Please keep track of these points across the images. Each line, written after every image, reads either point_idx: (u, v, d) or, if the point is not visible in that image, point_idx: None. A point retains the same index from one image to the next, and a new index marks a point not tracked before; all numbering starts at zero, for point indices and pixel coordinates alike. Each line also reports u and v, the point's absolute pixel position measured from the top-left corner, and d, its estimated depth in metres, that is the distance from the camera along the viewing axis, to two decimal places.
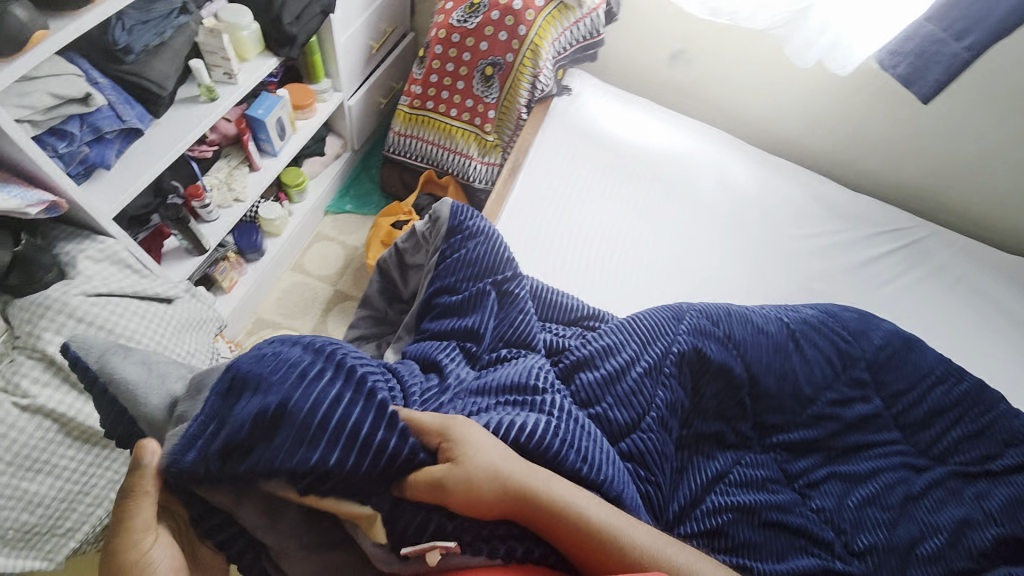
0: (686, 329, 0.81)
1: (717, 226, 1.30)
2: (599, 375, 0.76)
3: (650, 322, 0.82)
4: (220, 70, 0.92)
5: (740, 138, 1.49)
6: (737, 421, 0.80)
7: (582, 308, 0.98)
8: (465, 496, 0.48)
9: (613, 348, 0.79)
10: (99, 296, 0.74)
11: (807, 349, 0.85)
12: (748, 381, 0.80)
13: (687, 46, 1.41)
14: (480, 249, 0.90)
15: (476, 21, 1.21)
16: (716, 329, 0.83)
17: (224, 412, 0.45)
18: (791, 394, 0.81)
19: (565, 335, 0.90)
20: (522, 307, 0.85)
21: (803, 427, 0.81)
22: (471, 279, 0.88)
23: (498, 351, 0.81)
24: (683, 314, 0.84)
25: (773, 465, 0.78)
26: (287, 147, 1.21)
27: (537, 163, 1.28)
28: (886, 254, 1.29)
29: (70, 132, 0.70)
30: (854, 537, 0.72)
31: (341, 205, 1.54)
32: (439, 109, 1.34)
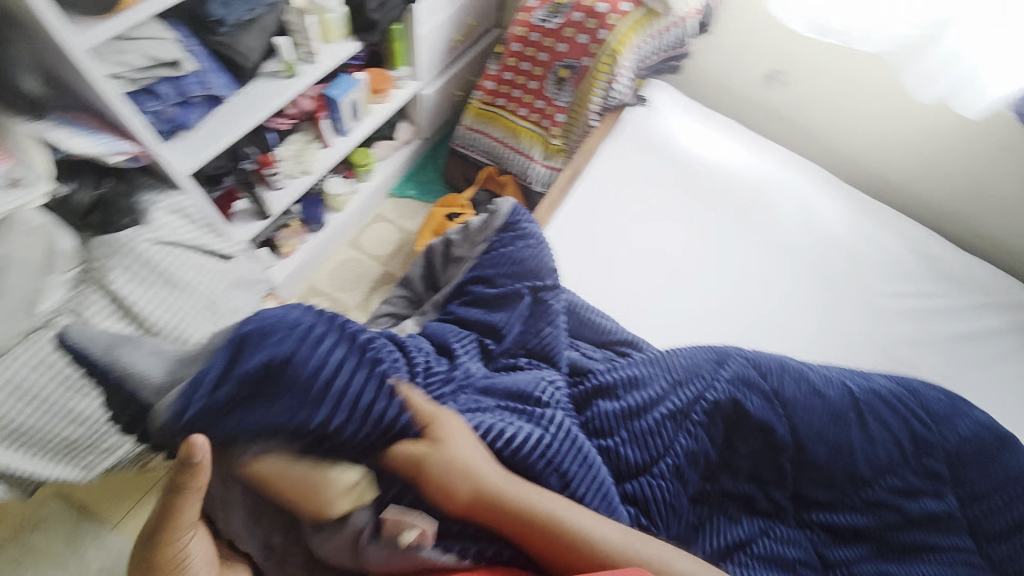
0: (727, 376, 0.73)
1: (790, 267, 1.17)
2: (619, 406, 0.72)
3: (686, 361, 0.75)
4: (304, 49, 0.97)
5: (834, 173, 1.34)
6: (771, 488, 0.71)
7: (621, 333, 0.92)
8: (437, 492, 0.50)
9: (640, 380, 0.74)
10: (164, 244, 0.81)
11: (871, 425, 0.72)
12: (791, 447, 0.70)
13: (787, 67, 1.28)
14: (526, 253, 0.86)
15: (557, 22, 1.18)
16: (763, 382, 0.73)
17: (230, 366, 0.45)
18: (842, 472, 0.70)
19: (594, 357, 0.86)
20: (554, 321, 0.81)
21: (852, 511, 0.70)
22: (510, 276, 0.85)
23: (517, 356, 0.78)
24: (729, 359, 0.76)
25: (808, 546, 0.69)
26: (359, 128, 1.26)
27: (599, 173, 1.22)
28: (993, 331, 1.09)
29: (160, 92, 0.79)
30: None
31: (404, 190, 1.59)
32: (509, 107, 1.34)
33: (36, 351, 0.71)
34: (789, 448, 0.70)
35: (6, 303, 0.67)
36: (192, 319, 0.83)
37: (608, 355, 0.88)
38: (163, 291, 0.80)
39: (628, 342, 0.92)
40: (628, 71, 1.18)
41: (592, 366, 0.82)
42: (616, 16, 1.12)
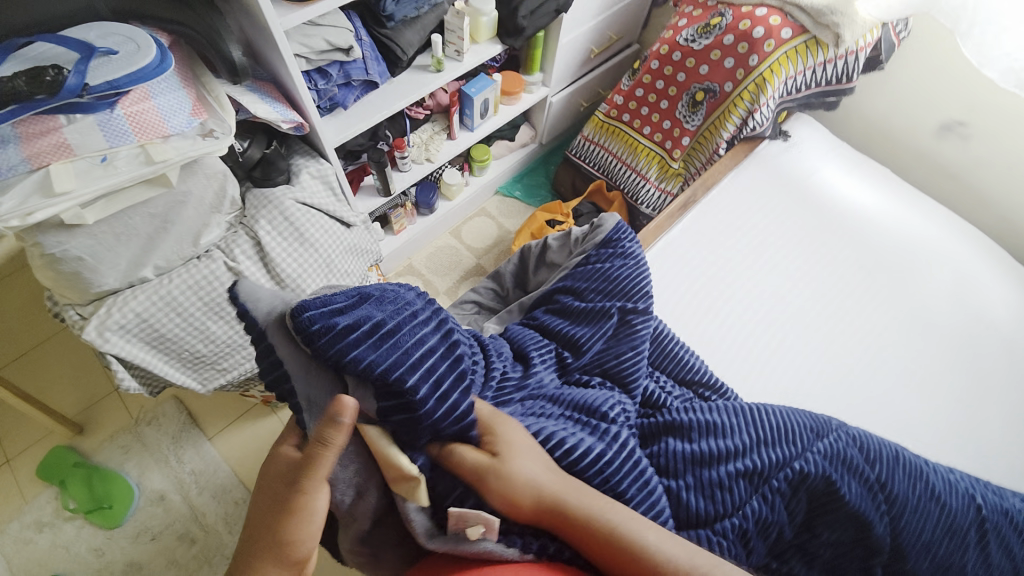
0: (822, 451, 0.70)
1: (926, 347, 1.02)
2: (689, 449, 0.69)
3: (777, 422, 0.73)
4: (453, 47, 1.04)
5: (1006, 251, 1.13)
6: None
7: (710, 375, 0.86)
8: (498, 483, 0.51)
9: (722, 428, 0.71)
10: (304, 205, 0.92)
11: (981, 543, 0.71)
12: (882, 543, 0.67)
13: (972, 119, 1.09)
14: (622, 270, 0.83)
15: (705, 43, 1.11)
16: (865, 469, 0.70)
17: (346, 313, 0.52)
18: None
19: (672, 393, 0.81)
20: (637, 346, 0.77)
21: None
22: (601, 293, 0.82)
23: (590, 377, 0.76)
24: (826, 431, 0.73)
25: None
26: (484, 125, 1.32)
27: (718, 204, 1.14)
28: None
29: (330, 73, 0.88)
30: None
31: (511, 189, 1.63)
32: (634, 123, 1.31)
33: (192, 275, 0.83)
34: (884, 550, 0.67)
35: (180, 231, 0.80)
36: (312, 275, 0.93)
37: (687, 394, 0.82)
38: (294, 245, 0.90)
39: (715, 386, 0.85)
40: (773, 102, 1.10)
41: (670, 402, 0.78)
42: (773, 43, 1.04)
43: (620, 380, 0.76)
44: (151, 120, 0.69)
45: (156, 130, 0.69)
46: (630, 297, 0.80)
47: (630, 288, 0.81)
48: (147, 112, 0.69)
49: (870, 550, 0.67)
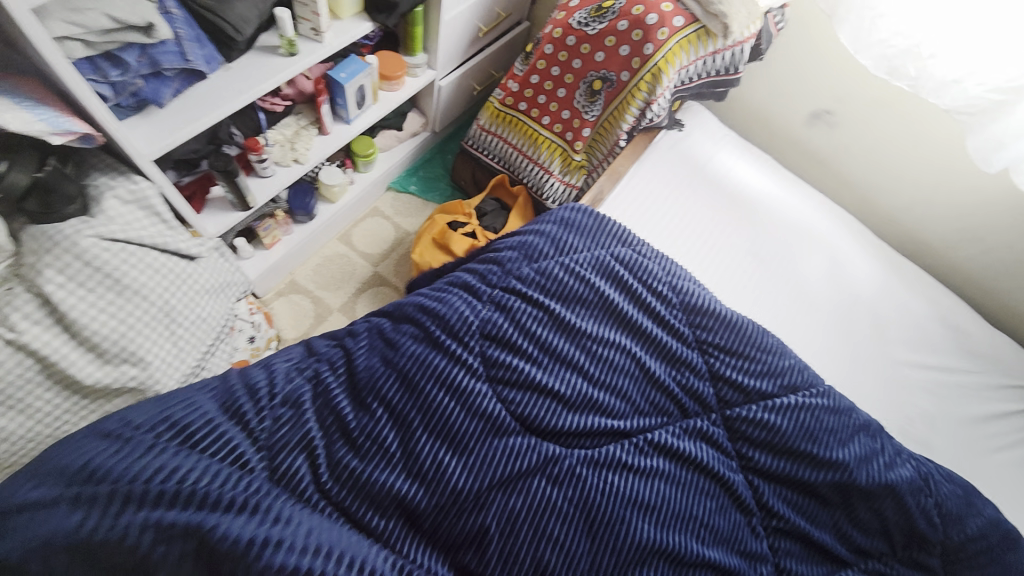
0: (676, 426, 0.83)
1: (814, 320, 1.09)
2: (448, 398, 0.70)
3: (649, 398, 0.83)
4: (307, 24, 0.84)
5: (875, 234, 1.24)
6: (750, 514, 0.81)
7: (610, 359, 0.82)
8: None
9: (600, 408, 0.79)
10: (114, 241, 0.69)
11: (881, 456, 0.87)
12: (757, 510, 0.82)
13: (837, 108, 1.17)
14: (547, 248, 0.92)
15: (598, 28, 1.04)
16: (716, 407, 0.87)
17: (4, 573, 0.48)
18: (822, 507, 0.84)
19: (560, 379, 0.78)
20: (453, 355, 0.74)
21: (812, 563, 0.80)
22: (517, 248, 0.91)
23: (415, 436, 0.66)
24: (694, 411, 0.85)
25: (771, 555, 0.80)
26: (364, 117, 1.13)
27: (624, 203, 1.11)
28: (1015, 415, 1.08)
29: (126, 62, 0.64)
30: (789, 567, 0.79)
31: (405, 184, 1.46)
32: (531, 113, 1.21)
33: None
34: (752, 509, 0.81)
35: None
36: (147, 331, 0.72)
37: (586, 455, 0.74)
38: (109, 296, 0.68)
39: (617, 365, 0.83)
40: (668, 92, 1.05)
41: (581, 471, 0.72)
42: (667, 31, 0.98)
43: (488, 454, 0.68)
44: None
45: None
46: (510, 270, 0.87)
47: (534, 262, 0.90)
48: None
49: (742, 512, 0.81)
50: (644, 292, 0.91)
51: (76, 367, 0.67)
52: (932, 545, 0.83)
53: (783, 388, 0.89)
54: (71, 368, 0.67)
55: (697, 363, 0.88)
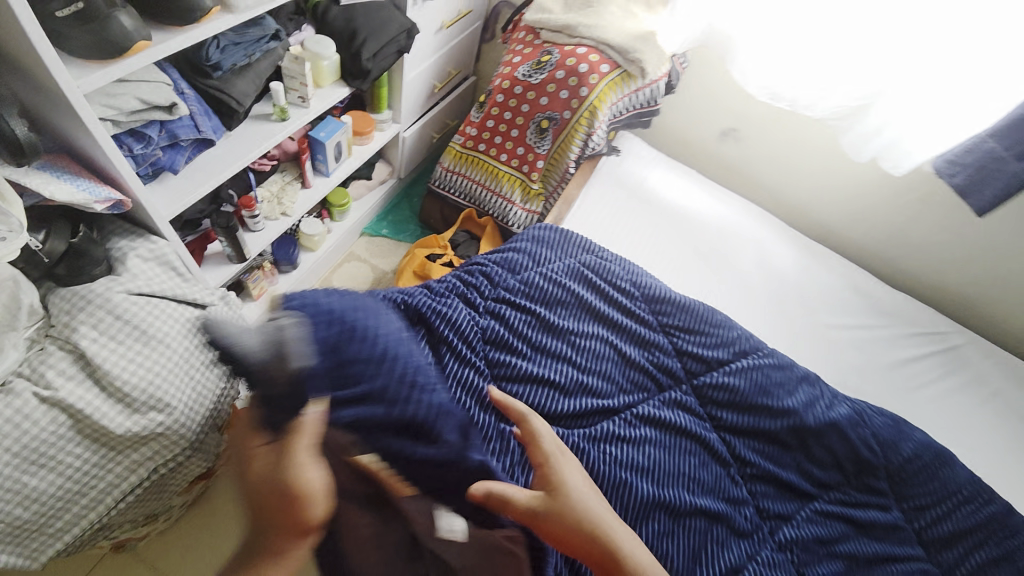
0: (657, 400, 0.96)
1: (754, 300, 1.29)
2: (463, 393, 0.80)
3: (631, 378, 0.97)
4: (295, 93, 0.96)
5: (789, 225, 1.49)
6: (729, 466, 0.94)
7: (592, 348, 0.96)
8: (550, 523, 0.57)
9: (591, 391, 0.91)
10: (140, 296, 0.76)
11: (823, 403, 1.04)
12: (734, 461, 0.95)
13: (740, 126, 1.42)
14: (525, 262, 1.05)
15: (540, 78, 1.24)
16: (685, 380, 1.01)
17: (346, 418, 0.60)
18: (786, 452, 0.98)
19: (554, 371, 0.90)
20: (462, 357, 0.84)
21: (786, 501, 0.94)
22: (500, 263, 1.04)
23: None
24: (670, 385, 0.99)
25: (751, 500, 0.92)
26: (340, 169, 1.24)
27: (581, 220, 1.28)
28: (923, 356, 1.31)
29: (149, 136, 0.73)
30: (768, 506, 0.92)
31: (378, 229, 1.56)
32: (490, 152, 1.37)
33: None
34: (730, 462, 0.94)
35: None
36: (170, 379, 0.75)
37: (586, 432, 0.86)
38: (136, 346, 0.73)
39: (600, 354, 0.96)
40: (604, 125, 1.26)
41: (583, 445, 0.84)
42: (596, 76, 1.19)
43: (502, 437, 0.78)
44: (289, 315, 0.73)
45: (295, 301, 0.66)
46: (498, 282, 0.99)
47: (515, 274, 1.04)
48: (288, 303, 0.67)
49: (722, 465, 0.94)
50: (610, 291, 1.07)
51: (107, 419, 0.70)
52: (878, 468, 1.00)
53: (737, 355, 1.05)
54: (103, 420, 0.69)
55: (664, 344, 1.03)
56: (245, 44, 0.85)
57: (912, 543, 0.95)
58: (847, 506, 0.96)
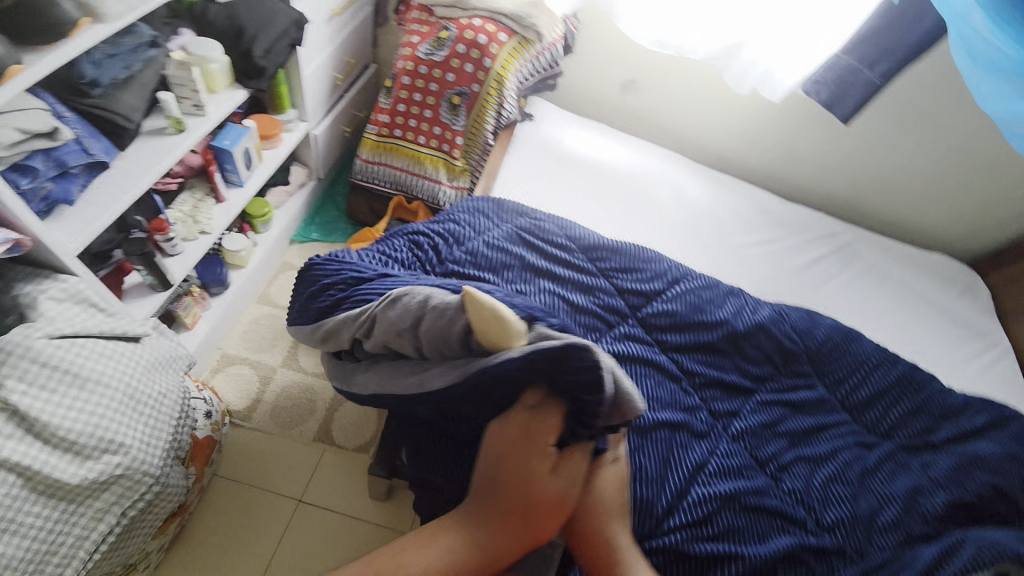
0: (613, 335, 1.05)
1: (678, 234, 1.41)
2: None
3: (585, 319, 1.05)
4: (189, 101, 0.91)
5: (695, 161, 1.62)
6: (681, 380, 1.05)
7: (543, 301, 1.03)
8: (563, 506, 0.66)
9: None
10: (64, 337, 0.72)
11: (749, 312, 1.17)
12: (684, 375, 1.06)
13: (638, 77, 1.52)
14: (466, 232, 1.10)
15: (442, 54, 1.24)
16: (630, 313, 1.10)
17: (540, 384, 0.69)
18: (725, 359, 1.11)
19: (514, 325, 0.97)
20: None
21: (733, 400, 1.06)
22: (441, 238, 1.08)
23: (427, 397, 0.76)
24: (622, 320, 1.08)
25: (705, 406, 1.04)
26: (254, 177, 1.19)
27: (508, 188, 1.33)
28: (824, 256, 1.51)
29: (34, 168, 0.69)
30: (720, 407, 1.04)
31: (307, 233, 1.52)
32: (408, 136, 1.37)
33: None
34: (680, 376, 1.05)
35: None
36: (119, 418, 0.73)
37: None
38: (71, 391, 0.70)
39: (553, 304, 1.03)
40: (513, 93, 1.30)
41: None
42: (496, 46, 1.22)
43: None
44: (401, 315, 0.74)
45: (441, 296, 0.73)
46: (444, 257, 1.04)
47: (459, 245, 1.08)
48: (428, 305, 0.73)
49: (674, 380, 1.05)
50: (550, 247, 1.14)
51: (58, 471, 0.67)
52: (800, 354, 1.15)
53: (670, 284, 1.16)
54: (54, 472, 0.66)
55: (606, 286, 1.12)
56: (121, 56, 0.83)
57: (837, 410, 1.12)
58: (783, 392, 1.11)
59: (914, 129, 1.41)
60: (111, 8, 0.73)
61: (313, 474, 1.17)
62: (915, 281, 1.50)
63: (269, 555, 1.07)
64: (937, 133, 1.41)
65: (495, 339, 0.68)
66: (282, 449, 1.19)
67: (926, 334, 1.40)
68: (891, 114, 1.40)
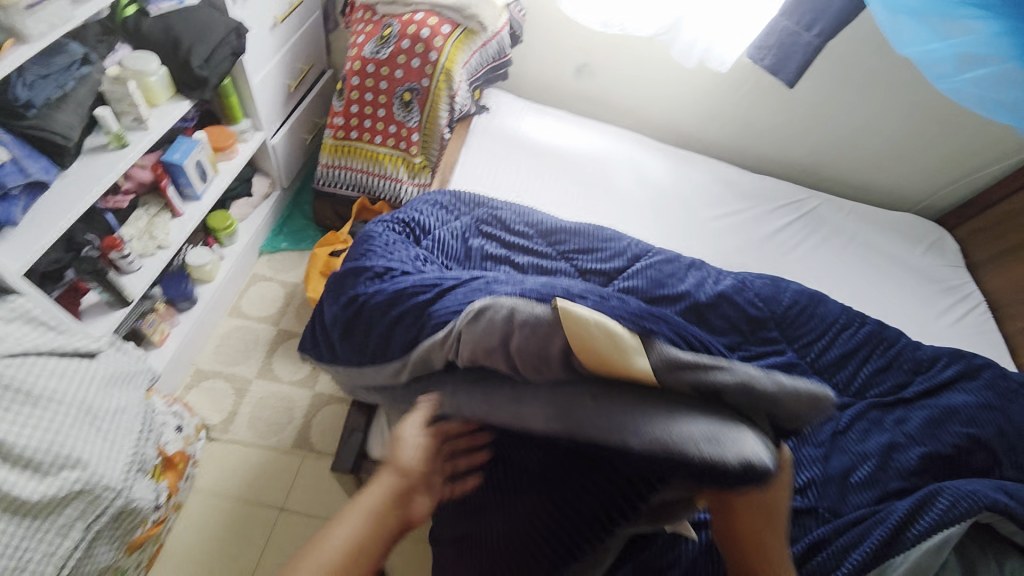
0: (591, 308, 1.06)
1: (641, 212, 1.42)
2: None
3: None
4: (129, 116, 0.93)
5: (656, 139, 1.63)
6: None
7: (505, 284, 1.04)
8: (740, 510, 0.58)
9: None
10: (14, 357, 0.73)
11: (712, 282, 1.18)
12: None
13: (590, 60, 1.53)
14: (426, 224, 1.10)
15: (388, 51, 1.25)
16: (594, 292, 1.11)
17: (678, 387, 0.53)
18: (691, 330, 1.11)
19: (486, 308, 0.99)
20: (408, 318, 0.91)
21: None
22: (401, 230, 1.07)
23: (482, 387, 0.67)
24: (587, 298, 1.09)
25: None
26: (210, 190, 1.19)
27: (467, 179, 1.33)
28: (790, 224, 1.51)
29: None
30: None
31: (276, 243, 1.52)
32: (364, 137, 1.38)
33: None
34: None
35: None
36: (74, 435, 0.74)
37: None
38: (26, 411, 0.71)
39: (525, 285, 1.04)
40: (463, 86, 1.31)
41: None
42: (440, 38, 1.22)
43: None
44: (479, 329, 0.59)
45: (527, 305, 0.56)
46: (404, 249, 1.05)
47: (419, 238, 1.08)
48: (516, 319, 0.56)
49: None
50: (509, 234, 1.15)
51: (18, 489, 0.68)
52: (767, 320, 1.16)
53: (631, 262, 1.17)
54: (17, 491, 0.67)
55: (566, 268, 1.13)
56: (54, 75, 0.83)
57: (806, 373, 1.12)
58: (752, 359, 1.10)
59: (867, 89, 1.42)
60: (33, 28, 0.74)
61: (293, 481, 1.18)
62: (884, 242, 1.51)
63: (252, 564, 1.08)
64: (892, 92, 1.42)
65: (617, 364, 0.52)
66: (260, 459, 1.19)
67: (896, 292, 1.40)
68: (843, 76, 1.41)
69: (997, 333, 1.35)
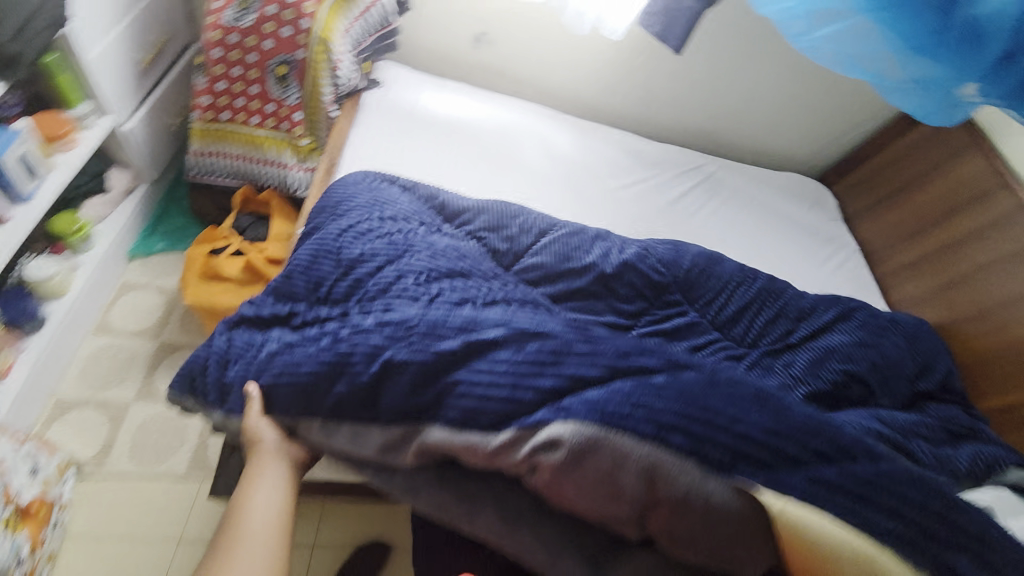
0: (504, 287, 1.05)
1: (548, 186, 1.40)
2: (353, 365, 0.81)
3: None
4: None
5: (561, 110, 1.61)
6: None
7: None
8: None
9: None
10: None
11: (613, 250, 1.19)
12: None
13: (486, 29, 1.47)
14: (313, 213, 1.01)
15: (252, 20, 1.14)
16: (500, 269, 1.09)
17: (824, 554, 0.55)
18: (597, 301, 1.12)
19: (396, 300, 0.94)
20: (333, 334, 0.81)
21: None
22: None
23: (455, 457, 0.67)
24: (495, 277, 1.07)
25: None
26: (47, 187, 1.02)
27: (359, 159, 1.23)
28: (690, 190, 1.57)
29: None
30: None
31: (149, 244, 1.34)
32: (238, 118, 1.24)
33: None
34: None
35: None
36: None
37: None
38: None
39: None
40: (347, 56, 1.21)
41: None
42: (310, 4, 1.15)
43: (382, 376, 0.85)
44: (596, 474, 0.56)
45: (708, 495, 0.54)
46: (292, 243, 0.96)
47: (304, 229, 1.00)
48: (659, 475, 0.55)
49: None
50: None
51: None
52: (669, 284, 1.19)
53: (537, 237, 1.15)
54: None
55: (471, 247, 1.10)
56: None
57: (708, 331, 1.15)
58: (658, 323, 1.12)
59: (750, 55, 1.49)
60: None
61: (191, 507, 1.07)
62: (773, 202, 1.61)
63: None
64: (773, 57, 1.49)
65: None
66: (148, 488, 1.08)
67: (785, 248, 1.51)
68: (727, 43, 1.46)
69: (869, 277, 1.50)
